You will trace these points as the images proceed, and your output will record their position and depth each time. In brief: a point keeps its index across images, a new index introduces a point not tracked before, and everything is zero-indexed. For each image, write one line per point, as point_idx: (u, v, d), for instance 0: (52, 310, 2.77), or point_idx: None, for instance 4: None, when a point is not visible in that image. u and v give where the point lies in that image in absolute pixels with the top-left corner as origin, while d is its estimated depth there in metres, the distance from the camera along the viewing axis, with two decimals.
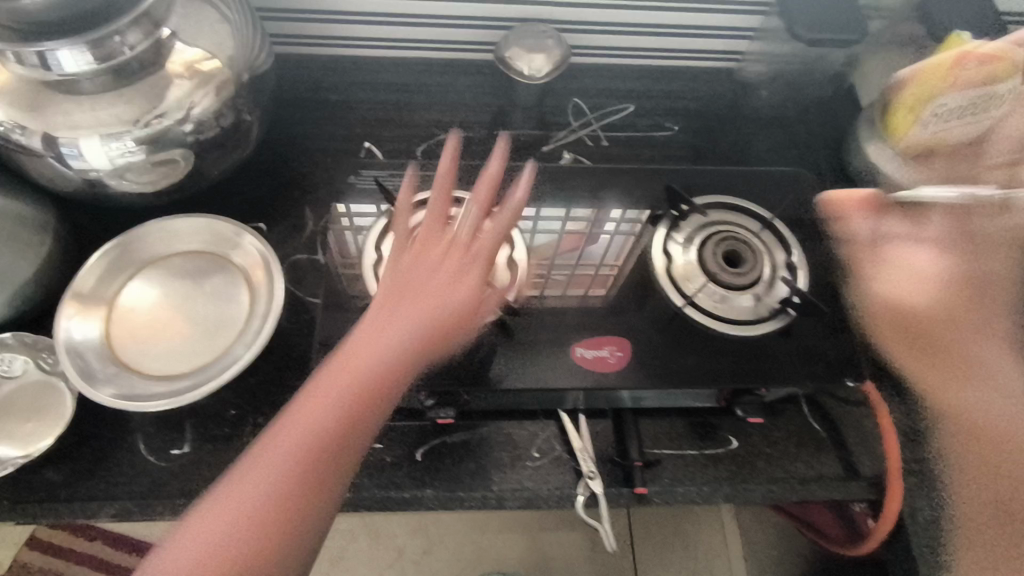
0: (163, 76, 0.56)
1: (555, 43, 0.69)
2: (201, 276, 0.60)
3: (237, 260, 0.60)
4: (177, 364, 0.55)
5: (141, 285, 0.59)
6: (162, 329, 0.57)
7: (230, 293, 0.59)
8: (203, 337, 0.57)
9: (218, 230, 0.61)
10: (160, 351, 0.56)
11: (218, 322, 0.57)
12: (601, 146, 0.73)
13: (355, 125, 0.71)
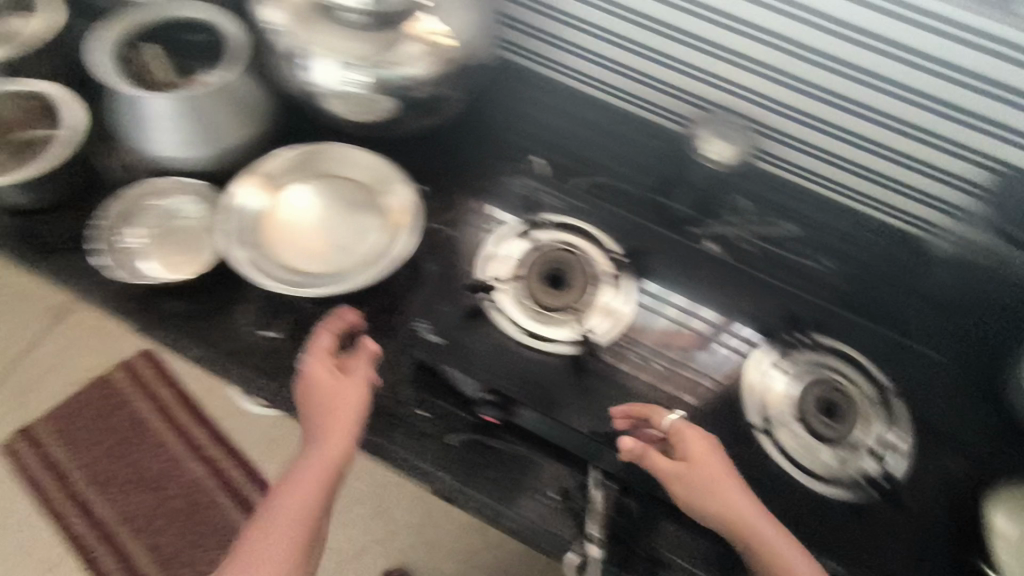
0: (402, 34, 0.64)
1: (743, 139, 0.69)
2: (356, 203, 0.67)
3: (388, 205, 0.66)
4: (302, 263, 0.63)
5: (311, 188, 0.67)
6: (307, 230, 0.65)
7: (370, 228, 0.65)
8: (331, 254, 0.64)
9: (385, 172, 0.68)
10: (297, 246, 0.64)
11: (348, 243, 0.65)
12: (747, 251, 0.72)
13: (533, 140, 0.76)
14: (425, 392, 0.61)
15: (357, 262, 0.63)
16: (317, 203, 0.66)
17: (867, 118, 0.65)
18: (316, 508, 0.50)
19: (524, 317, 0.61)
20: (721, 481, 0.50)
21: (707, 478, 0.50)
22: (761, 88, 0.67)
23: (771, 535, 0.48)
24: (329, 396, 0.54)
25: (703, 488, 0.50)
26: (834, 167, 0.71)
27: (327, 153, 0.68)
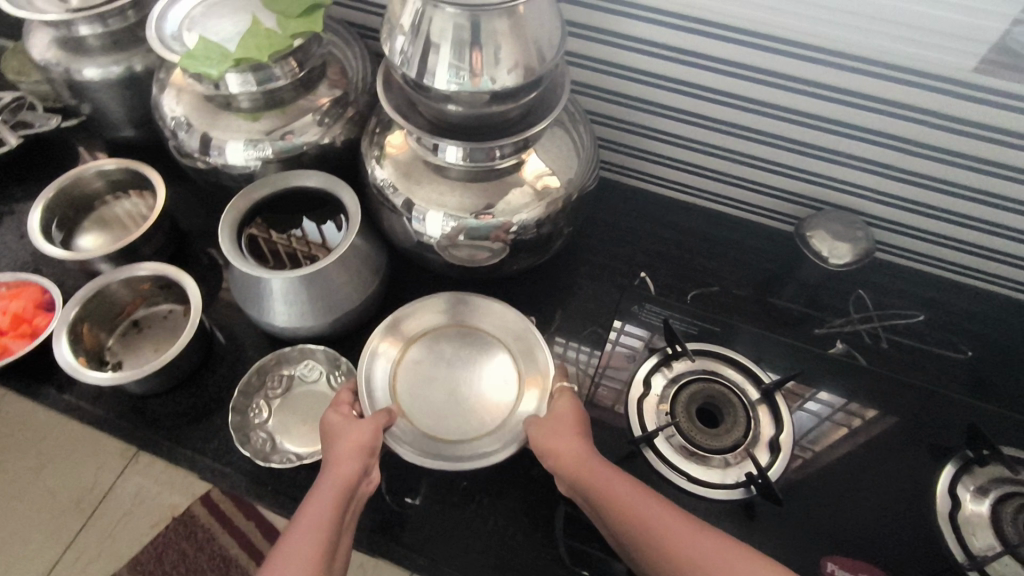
0: (510, 181, 0.64)
1: (864, 236, 0.68)
2: (489, 369, 0.64)
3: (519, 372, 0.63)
4: (435, 429, 0.61)
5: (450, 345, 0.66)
6: (441, 393, 0.63)
7: (500, 401, 0.62)
8: (462, 423, 0.61)
9: (523, 332, 0.64)
10: (433, 410, 0.62)
11: (479, 407, 0.62)
12: (879, 345, 0.70)
13: (636, 254, 0.75)
14: (582, 546, 0.57)
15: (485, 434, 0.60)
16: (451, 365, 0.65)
17: (994, 205, 0.63)
18: (310, 520, 0.47)
19: (683, 463, 0.55)
20: (583, 457, 0.51)
21: (616, 489, 0.47)
22: (871, 183, 0.67)
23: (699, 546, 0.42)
24: (353, 437, 0.53)
25: (633, 503, 0.46)
26: (954, 250, 0.70)
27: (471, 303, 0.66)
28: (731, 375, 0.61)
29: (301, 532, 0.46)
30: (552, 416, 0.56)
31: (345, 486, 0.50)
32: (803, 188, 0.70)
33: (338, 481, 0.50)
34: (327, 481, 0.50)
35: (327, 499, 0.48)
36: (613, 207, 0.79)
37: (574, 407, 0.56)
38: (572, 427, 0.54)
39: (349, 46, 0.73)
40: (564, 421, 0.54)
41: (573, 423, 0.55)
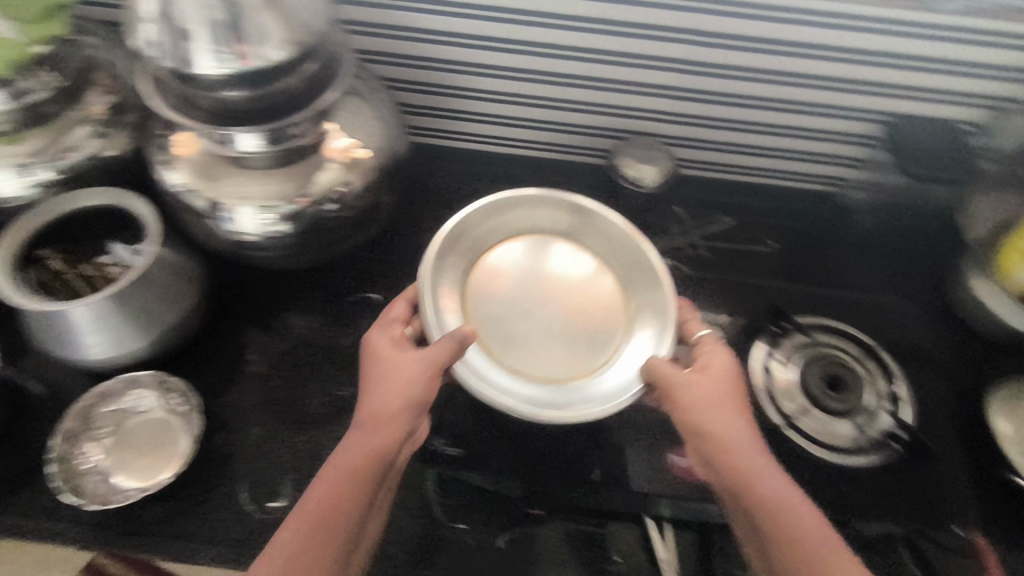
0: (319, 159, 0.62)
1: (663, 155, 0.73)
2: (581, 297, 0.65)
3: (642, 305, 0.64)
4: (490, 349, 0.61)
5: (513, 254, 0.66)
6: (517, 314, 0.63)
7: (602, 325, 0.64)
8: (541, 351, 0.62)
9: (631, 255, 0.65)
10: (490, 330, 0.62)
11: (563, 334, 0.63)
12: (699, 254, 0.76)
13: (468, 213, 0.76)
14: (454, 501, 0.59)
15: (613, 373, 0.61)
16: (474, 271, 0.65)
17: (765, 107, 0.70)
18: (327, 502, 0.49)
19: None
20: (743, 431, 0.53)
21: (751, 462, 0.52)
22: (662, 106, 0.71)
23: (823, 547, 0.47)
24: (387, 406, 0.54)
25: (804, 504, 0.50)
26: (746, 155, 0.77)
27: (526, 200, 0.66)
28: None
29: (315, 514, 0.49)
30: (704, 372, 0.56)
31: (369, 466, 0.52)
32: (605, 120, 0.74)
33: (353, 458, 0.52)
34: (356, 442, 0.53)
35: (331, 483, 0.50)
36: (439, 171, 0.78)
37: (729, 367, 0.57)
38: (722, 395, 0.55)
39: (112, 48, 0.67)
40: (726, 385, 0.56)
41: (721, 380, 0.56)
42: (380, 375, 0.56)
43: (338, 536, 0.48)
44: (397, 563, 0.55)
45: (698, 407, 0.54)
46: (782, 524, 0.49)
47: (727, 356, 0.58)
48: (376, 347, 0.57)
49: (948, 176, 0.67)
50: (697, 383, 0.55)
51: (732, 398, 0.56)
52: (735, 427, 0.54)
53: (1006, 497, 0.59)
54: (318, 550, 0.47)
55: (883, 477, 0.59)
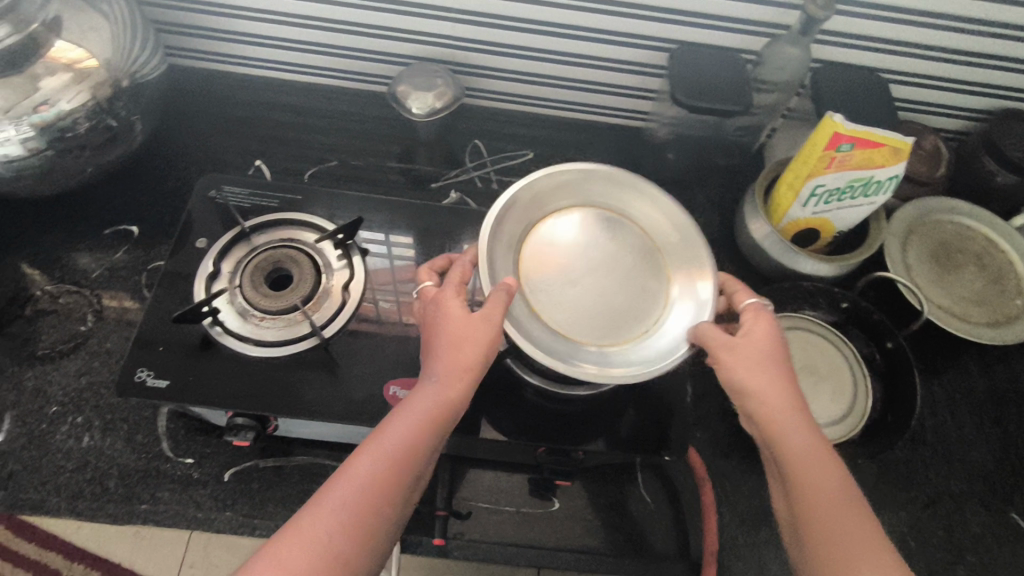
0: (35, 71, 0.57)
1: (445, 83, 0.70)
2: (650, 272, 0.54)
3: (676, 253, 0.54)
4: (587, 334, 0.50)
5: (584, 219, 0.55)
6: (573, 284, 0.52)
7: (631, 299, 0.52)
8: (591, 324, 0.51)
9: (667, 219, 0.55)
10: (563, 303, 0.51)
11: (617, 311, 0.52)
12: (490, 188, 0.75)
13: (252, 142, 0.73)
14: (184, 435, 0.58)
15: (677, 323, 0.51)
16: (549, 249, 0.53)
17: (545, 34, 0.67)
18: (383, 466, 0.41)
19: (250, 330, 0.56)
20: (783, 381, 0.47)
21: (804, 413, 0.46)
22: (445, 33, 0.68)
23: (852, 503, 0.41)
24: (466, 362, 0.47)
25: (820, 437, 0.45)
26: (542, 86, 0.74)
27: (600, 178, 0.55)
28: (310, 237, 0.61)
29: (374, 482, 0.40)
30: (746, 336, 0.49)
31: (441, 419, 0.45)
32: (388, 47, 0.70)
33: (415, 418, 0.44)
34: (403, 413, 0.44)
35: (412, 442, 0.42)
36: (222, 99, 0.74)
37: (770, 326, 0.50)
38: (766, 348, 0.49)
39: None
40: (757, 330, 0.50)
41: (766, 341, 0.49)
42: (452, 329, 0.48)
43: (394, 502, 0.41)
44: (111, 497, 0.55)
45: (759, 362, 0.48)
46: (823, 485, 0.41)
47: (769, 322, 0.50)
48: (447, 301, 0.51)
49: (725, 106, 0.65)
50: (754, 335, 0.49)
51: (754, 345, 0.49)
52: (770, 381, 0.47)
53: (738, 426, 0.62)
54: (381, 521, 0.40)
55: (616, 410, 0.57)
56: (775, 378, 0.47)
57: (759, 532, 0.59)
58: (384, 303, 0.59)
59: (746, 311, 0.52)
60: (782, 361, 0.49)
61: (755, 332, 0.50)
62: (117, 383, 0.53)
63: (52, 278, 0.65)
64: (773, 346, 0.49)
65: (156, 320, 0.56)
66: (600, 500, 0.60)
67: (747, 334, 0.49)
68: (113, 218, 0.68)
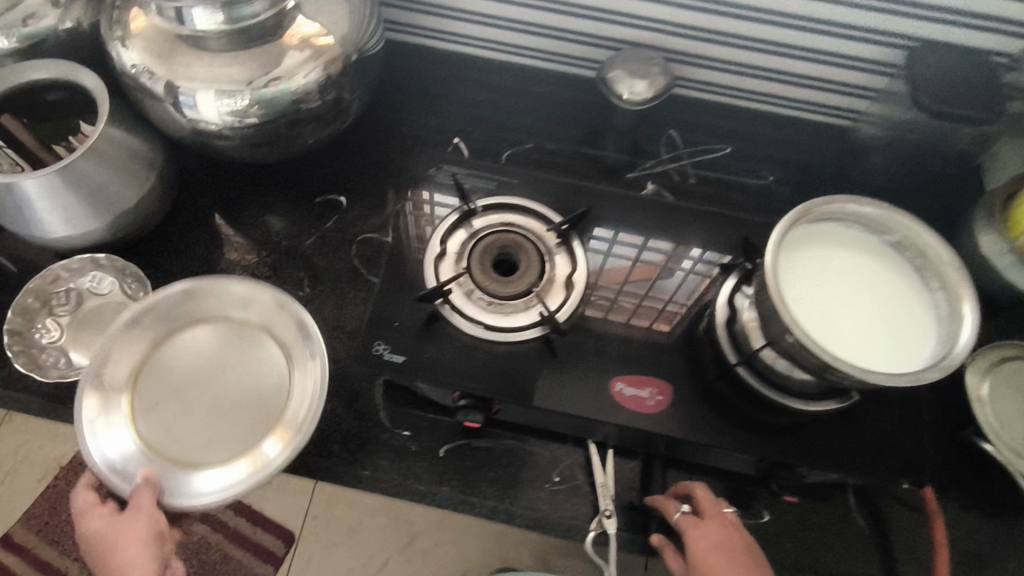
0: (280, 45, 0.59)
1: (660, 71, 0.67)
2: (902, 284, 0.50)
3: (925, 260, 0.50)
4: (867, 355, 0.47)
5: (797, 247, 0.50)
6: (829, 303, 0.49)
7: (896, 313, 0.49)
8: (868, 343, 0.47)
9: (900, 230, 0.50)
10: (822, 326, 0.47)
11: (891, 329, 0.48)
12: (688, 182, 0.72)
13: (451, 120, 0.73)
14: (400, 408, 0.59)
15: (966, 335, 0.45)
16: (206, 377, 0.58)
17: (774, 24, 0.63)
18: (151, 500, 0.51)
19: (479, 313, 0.56)
20: (723, 542, 0.51)
21: None
22: (668, 17, 0.65)
23: None
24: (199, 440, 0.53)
25: None
26: (752, 79, 0.71)
27: (245, 295, 0.60)
28: (529, 223, 0.61)
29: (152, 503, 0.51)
30: (697, 522, 0.52)
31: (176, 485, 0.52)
32: (602, 29, 0.68)
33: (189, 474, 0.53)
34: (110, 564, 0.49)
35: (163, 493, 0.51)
36: (423, 73, 0.74)
37: (722, 525, 0.52)
38: (728, 532, 0.52)
39: None
40: (712, 518, 0.53)
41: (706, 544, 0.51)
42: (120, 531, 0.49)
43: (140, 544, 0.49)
44: (337, 460, 0.57)
45: (711, 546, 0.51)
46: None
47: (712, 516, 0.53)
48: (75, 495, 0.53)
49: (972, 113, 0.60)
50: (704, 524, 0.52)
51: (716, 524, 0.52)
52: (735, 564, 0.50)
53: (961, 458, 0.60)
54: None
55: (845, 429, 0.55)
56: (728, 556, 0.51)
57: (980, 569, 0.56)
58: (620, 303, 0.59)
59: (680, 511, 0.53)
60: (726, 534, 0.52)
61: (721, 520, 0.53)
62: (357, 355, 0.55)
63: (270, 242, 0.67)
64: (711, 524, 0.52)
65: (391, 301, 0.56)
66: (810, 519, 0.58)
67: (706, 528, 0.52)
68: (321, 187, 0.70)
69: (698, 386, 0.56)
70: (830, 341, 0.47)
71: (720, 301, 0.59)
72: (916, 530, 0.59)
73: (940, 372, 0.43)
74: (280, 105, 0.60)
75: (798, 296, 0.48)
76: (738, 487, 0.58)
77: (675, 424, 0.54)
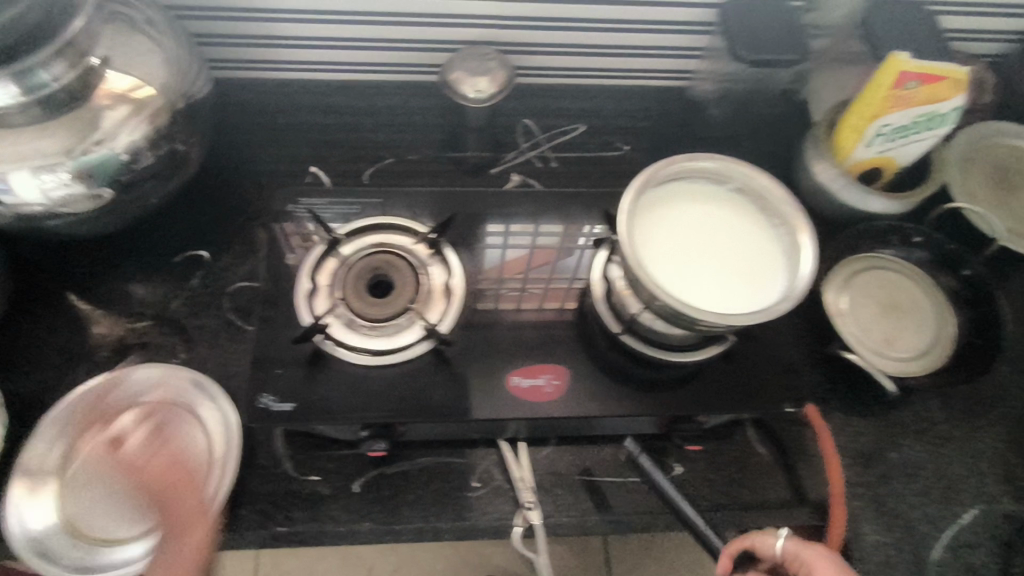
0: (91, 107, 0.54)
1: (498, 65, 0.68)
2: (750, 225, 0.53)
3: (765, 199, 0.53)
4: (728, 302, 0.49)
5: (651, 213, 0.52)
6: (688, 259, 0.51)
7: (750, 254, 0.52)
8: (729, 289, 0.50)
9: (740, 176, 0.53)
10: (685, 284, 0.50)
11: (747, 271, 0.51)
12: (550, 167, 0.74)
13: (304, 150, 0.71)
14: (303, 454, 0.58)
15: (807, 265, 0.49)
16: (125, 458, 0.55)
17: (594, 3, 0.66)
18: (172, 499, 0.51)
19: (362, 341, 0.55)
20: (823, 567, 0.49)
21: None
22: (495, 12, 0.66)
23: None
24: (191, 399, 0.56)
25: None
26: (589, 58, 0.74)
27: (163, 375, 0.58)
28: (399, 240, 0.61)
29: (162, 503, 0.51)
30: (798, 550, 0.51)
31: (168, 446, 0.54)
32: (436, 34, 0.68)
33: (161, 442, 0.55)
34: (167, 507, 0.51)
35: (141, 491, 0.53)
36: (265, 107, 0.72)
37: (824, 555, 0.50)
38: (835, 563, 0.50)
39: None
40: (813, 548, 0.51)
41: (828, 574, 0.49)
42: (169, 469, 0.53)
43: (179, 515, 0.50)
44: (248, 525, 0.55)
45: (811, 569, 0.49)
46: None
47: (815, 546, 0.51)
48: None
49: (785, 57, 0.65)
50: (802, 549, 0.50)
51: (812, 551, 0.50)
52: None
53: (837, 370, 0.64)
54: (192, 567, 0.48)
55: (728, 370, 0.59)
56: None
57: (869, 467, 0.62)
58: (532, 289, 0.61)
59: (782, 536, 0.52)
60: (826, 562, 0.49)
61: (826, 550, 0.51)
62: (244, 414, 0.52)
63: (134, 312, 0.63)
64: (811, 549, 0.50)
65: (271, 347, 0.55)
66: (718, 459, 0.62)
67: (809, 553, 0.50)
68: (178, 244, 0.66)
69: (590, 362, 0.57)
70: (694, 297, 0.49)
71: (595, 274, 0.61)
72: (812, 446, 0.63)
73: (792, 304, 0.46)
74: (108, 169, 0.56)
75: (659, 259, 0.50)
76: (646, 448, 0.61)
77: (574, 402, 0.55)
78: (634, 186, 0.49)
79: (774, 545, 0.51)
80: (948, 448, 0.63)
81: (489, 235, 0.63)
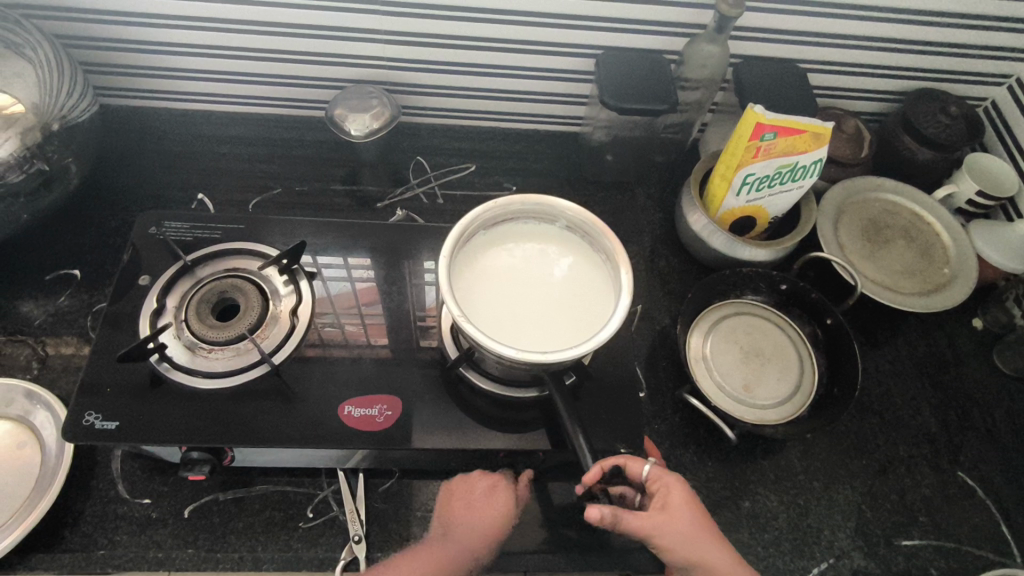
0: None
1: (380, 103, 0.70)
2: (582, 268, 0.54)
3: (595, 240, 0.54)
4: (550, 340, 0.49)
5: (482, 256, 0.53)
6: (515, 298, 0.51)
7: (579, 295, 0.52)
8: (554, 329, 0.50)
9: (569, 217, 0.54)
10: (509, 322, 0.50)
11: (575, 310, 0.51)
12: (436, 204, 0.76)
13: (194, 177, 0.74)
14: (139, 476, 0.57)
15: (625, 300, 0.49)
16: None
17: (476, 48, 0.69)
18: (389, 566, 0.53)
19: (197, 364, 0.56)
20: (678, 492, 0.52)
21: (693, 533, 0.50)
22: (381, 53, 0.69)
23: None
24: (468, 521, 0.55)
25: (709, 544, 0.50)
26: (479, 100, 0.77)
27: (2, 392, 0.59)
28: (256, 264, 0.62)
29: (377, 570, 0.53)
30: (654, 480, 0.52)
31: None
32: (325, 70, 0.72)
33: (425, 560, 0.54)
34: None
35: None
36: (163, 135, 0.77)
37: (676, 481, 0.52)
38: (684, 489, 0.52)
39: None
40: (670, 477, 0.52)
41: (681, 496, 0.51)
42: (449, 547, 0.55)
43: None
44: (66, 547, 0.54)
45: (666, 496, 0.51)
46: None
47: (669, 472, 0.53)
48: None
49: (650, 105, 0.66)
50: (658, 477, 0.52)
51: (671, 484, 0.52)
52: (687, 513, 0.51)
53: (692, 413, 0.65)
54: None
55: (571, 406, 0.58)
56: (676, 507, 0.51)
57: (720, 515, 0.60)
58: (400, 324, 0.61)
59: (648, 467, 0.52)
60: (680, 489, 0.52)
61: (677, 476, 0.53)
62: (66, 430, 0.52)
63: None
64: (666, 480, 0.52)
65: (108, 365, 0.55)
66: (565, 498, 0.61)
67: (665, 484, 0.52)
68: (52, 262, 0.68)
69: (431, 392, 0.57)
70: (518, 334, 0.49)
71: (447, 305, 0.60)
72: None
73: (604, 337, 0.46)
74: None
75: (485, 297, 0.51)
76: None
77: (408, 433, 0.55)
78: (454, 232, 0.50)
79: (641, 472, 0.52)
80: (803, 499, 0.62)
81: (349, 266, 0.64)
